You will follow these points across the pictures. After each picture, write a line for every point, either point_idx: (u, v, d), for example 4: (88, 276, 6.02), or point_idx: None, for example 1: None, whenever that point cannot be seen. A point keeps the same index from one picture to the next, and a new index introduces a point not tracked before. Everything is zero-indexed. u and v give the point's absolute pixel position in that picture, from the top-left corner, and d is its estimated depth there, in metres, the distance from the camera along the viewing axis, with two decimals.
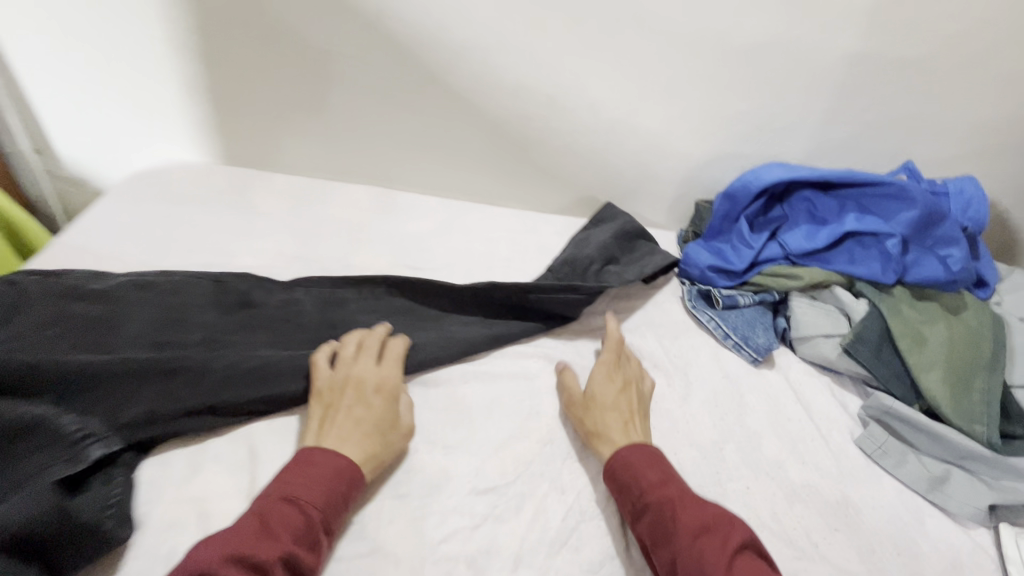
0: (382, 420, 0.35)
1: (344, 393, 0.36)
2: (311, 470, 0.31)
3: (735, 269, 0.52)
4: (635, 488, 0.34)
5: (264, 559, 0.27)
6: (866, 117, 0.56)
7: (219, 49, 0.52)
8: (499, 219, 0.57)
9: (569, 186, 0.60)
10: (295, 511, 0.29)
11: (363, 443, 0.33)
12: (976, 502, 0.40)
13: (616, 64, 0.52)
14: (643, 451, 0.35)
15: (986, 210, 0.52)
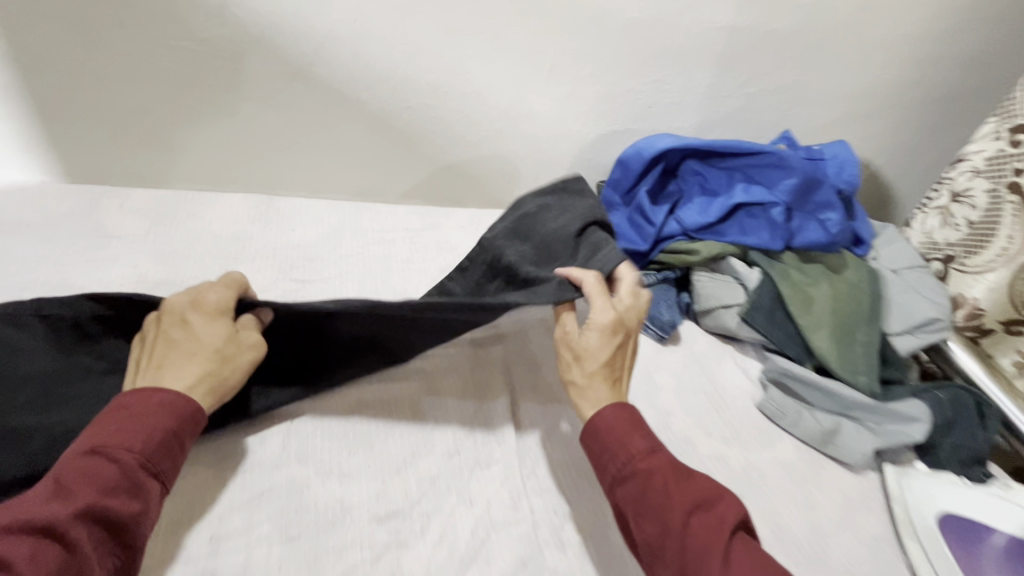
0: (215, 339, 0.45)
1: (171, 326, 0.45)
2: (135, 408, 0.40)
3: (642, 248, 0.72)
4: (624, 455, 0.45)
5: (63, 513, 0.34)
6: (747, 87, 0.85)
7: (117, 78, 0.65)
8: (402, 217, 0.76)
9: (463, 174, 0.84)
10: (103, 463, 0.37)
11: (193, 365, 0.43)
12: (861, 448, 0.59)
13: (500, 56, 0.74)
14: (624, 415, 0.47)
15: (858, 170, 0.79)
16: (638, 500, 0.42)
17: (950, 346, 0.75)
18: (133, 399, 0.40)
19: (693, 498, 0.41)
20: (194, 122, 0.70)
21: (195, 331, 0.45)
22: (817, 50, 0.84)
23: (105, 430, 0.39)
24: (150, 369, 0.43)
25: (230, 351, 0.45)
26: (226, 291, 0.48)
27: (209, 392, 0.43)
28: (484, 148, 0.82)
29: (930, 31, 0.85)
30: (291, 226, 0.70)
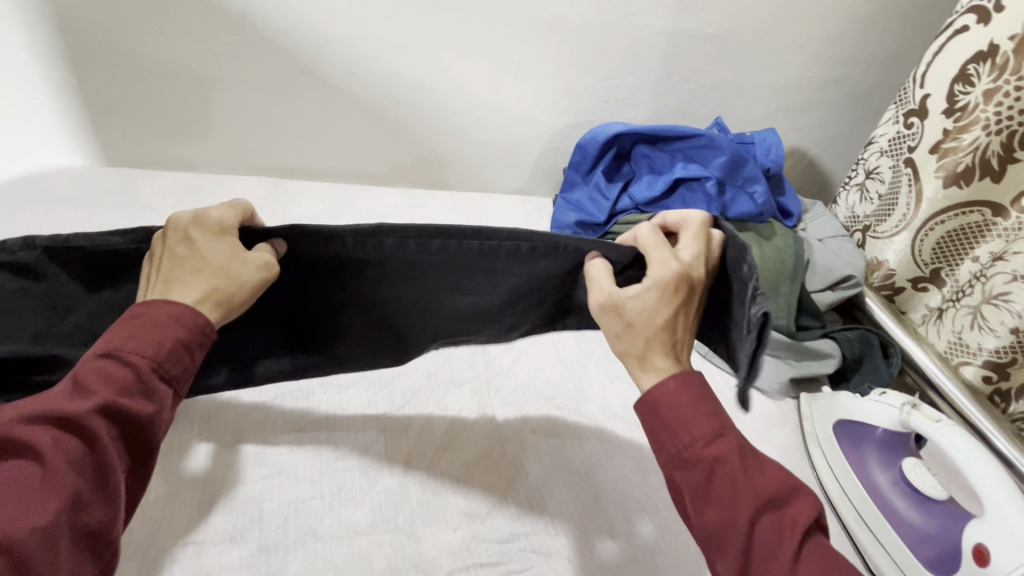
0: (225, 258, 0.51)
1: (173, 245, 0.50)
2: (150, 315, 0.46)
3: (595, 221, 0.99)
4: (690, 439, 0.47)
5: (87, 405, 0.41)
6: (684, 90, 1.09)
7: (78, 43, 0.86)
8: (396, 198, 1.07)
9: (432, 156, 1.09)
10: (111, 364, 0.43)
11: (202, 283, 0.49)
12: (773, 376, 0.84)
13: (472, 58, 0.98)
14: (689, 390, 0.49)
15: (781, 153, 1.02)
16: (705, 497, 0.46)
17: (868, 303, 0.98)
18: (152, 309, 0.47)
19: (760, 496, 0.45)
20: (155, 88, 0.93)
21: (213, 251, 0.51)
22: (724, 74, 1.09)
23: (120, 337, 0.45)
24: (176, 274, 0.49)
25: (236, 268, 0.51)
26: (232, 213, 0.54)
27: (215, 308, 0.49)
28: (470, 150, 1.10)
29: (835, 51, 1.12)
30: (298, 202, 0.99)
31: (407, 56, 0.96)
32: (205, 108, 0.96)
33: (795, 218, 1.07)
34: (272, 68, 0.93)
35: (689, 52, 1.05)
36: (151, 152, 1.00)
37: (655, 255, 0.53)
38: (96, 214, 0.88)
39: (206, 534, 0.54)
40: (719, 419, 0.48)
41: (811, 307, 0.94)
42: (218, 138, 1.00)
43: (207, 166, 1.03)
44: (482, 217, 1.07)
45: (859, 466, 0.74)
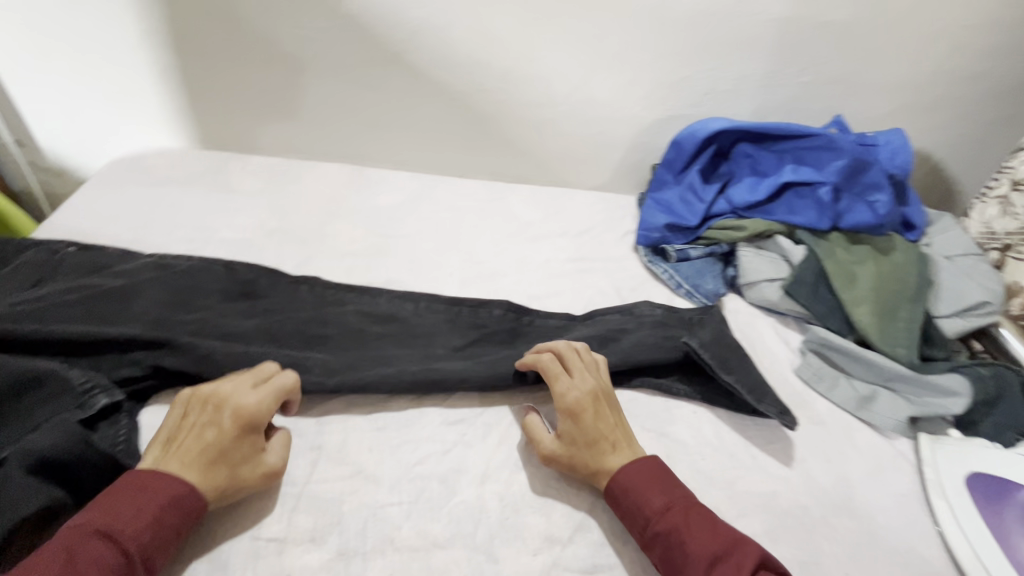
0: (234, 458, 0.53)
1: (206, 411, 0.54)
2: (149, 494, 0.49)
3: (688, 225, 0.92)
4: (644, 517, 0.55)
5: None
6: (795, 82, 0.99)
7: (181, 24, 0.88)
8: (474, 190, 1.04)
9: (514, 147, 1.05)
10: (104, 546, 0.46)
11: (206, 476, 0.52)
12: (888, 415, 0.75)
13: (567, 42, 0.92)
14: (635, 478, 0.57)
15: (909, 157, 0.90)
16: (671, 562, 0.53)
17: (1002, 334, 0.86)
18: (149, 483, 0.50)
19: (710, 553, 0.52)
20: (250, 71, 0.93)
21: (226, 434, 0.53)
22: (844, 65, 0.97)
23: (118, 513, 0.48)
24: (174, 451, 0.53)
25: (253, 459, 0.54)
26: (270, 400, 0.56)
27: (212, 496, 0.52)
28: (553, 142, 1.05)
29: (982, 41, 0.97)
30: (379, 191, 0.99)
31: (496, 43, 0.91)
32: (295, 95, 0.96)
33: (918, 232, 0.95)
34: (361, 55, 0.92)
35: (807, 41, 0.94)
36: (243, 137, 1.02)
37: (567, 384, 0.62)
38: (189, 196, 0.91)
39: (287, 532, 0.53)
40: (668, 494, 0.56)
41: (935, 336, 0.84)
42: (305, 123, 1.00)
43: (292, 152, 1.04)
44: (561, 215, 1.02)
45: (1001, 533, 0.64)
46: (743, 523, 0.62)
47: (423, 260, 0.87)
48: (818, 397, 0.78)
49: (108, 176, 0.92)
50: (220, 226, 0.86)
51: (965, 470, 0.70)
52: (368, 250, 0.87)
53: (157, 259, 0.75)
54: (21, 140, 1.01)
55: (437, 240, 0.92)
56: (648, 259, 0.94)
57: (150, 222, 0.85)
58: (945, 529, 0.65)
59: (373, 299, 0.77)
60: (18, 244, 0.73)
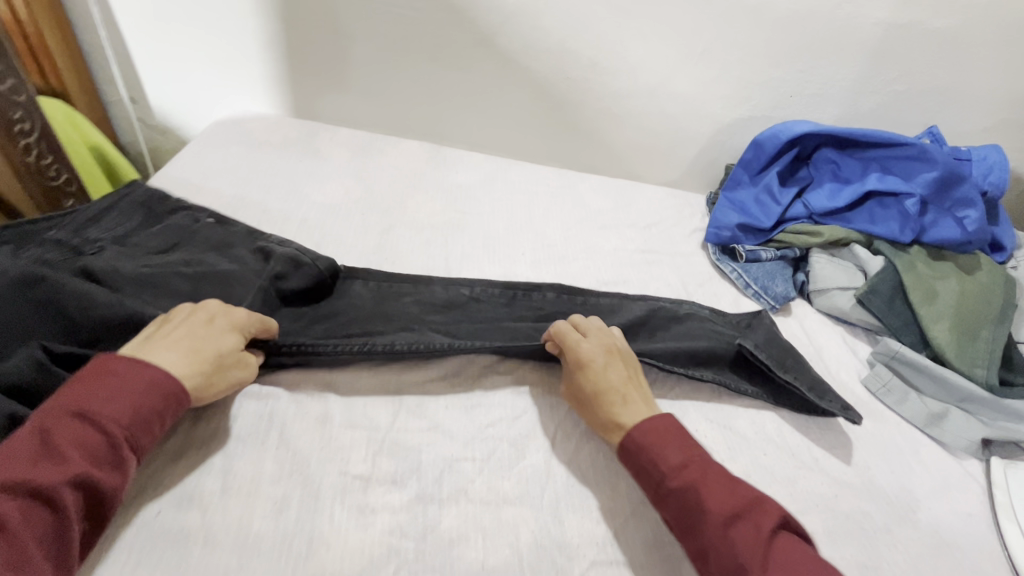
0: (221, 352, 0.56)
1: (193, 313, 0.58)
2: (126, 378, 0.49)
3: (762, 227, 0.93)
4: (659, 471, 0.55)
5: (53, 476, 0.42)
6: (887, 91, 0.96)
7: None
8: (546, 176, 1.06)
9: (589, 137, 1.07)
10: (85, 430, 0.45)
11: (194, 361, 0.54)
12: (960, 434, 0.74)
13: (655, 36, 0.93)
14: (646, 431, 0.57)
15: (1006, 175, 0.87)
16: (684, 515, 0.53)
17: None
18: (125, 367, 0.49)
19: (730, 511, 0.51)
20: (347, 45, 0.98)
21: (214, 333, 0.57)
22: (943, 75, 0.94)
23: (92, 398, 0.47)
24: (157, 341, 0.54)
25: (232, 362, 0.57)
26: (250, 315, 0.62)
27: (194, 383, 0.53)
28: (628, 134, 1.06)
29: None
30: (457, 170, 1.02)
31: (584, 33, 0.93)
32: (387, 71, 1.01)
33: (1006, 254, 0.92)
34: (454, 37, 0.95)
35: (905, 48, 0.91)
36: (333, 109, 1.07)
37: (579, 340, 0.65)
38: (284, 160, 0.97)
39: (371, 472, 0.57)
40: (685, 451, 0.56)
41: (1017, 361, 0.80)
42: (393, 100, 1.05)
43: (377, 127, 1.09)
44: (630, 207, 1.03)
45: None
46: (804, 521, 0.62)
47: (496, 238, 0.90)
48: (886, 410, 0.77)
49: (212, 136, 0.99)
50: (311, 190, 0.92)
51: None
52: (445, 224, 0.91)
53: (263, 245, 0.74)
54: (135, 98, 1.09)
55: (511, 220, 0.95)
56: (716, 257, 0.94)
57: (248, 182, 0.91)
58: (1013, 550, 0.63)
59: (429, 287, 0.77)
60: (171, 206, 0.79)
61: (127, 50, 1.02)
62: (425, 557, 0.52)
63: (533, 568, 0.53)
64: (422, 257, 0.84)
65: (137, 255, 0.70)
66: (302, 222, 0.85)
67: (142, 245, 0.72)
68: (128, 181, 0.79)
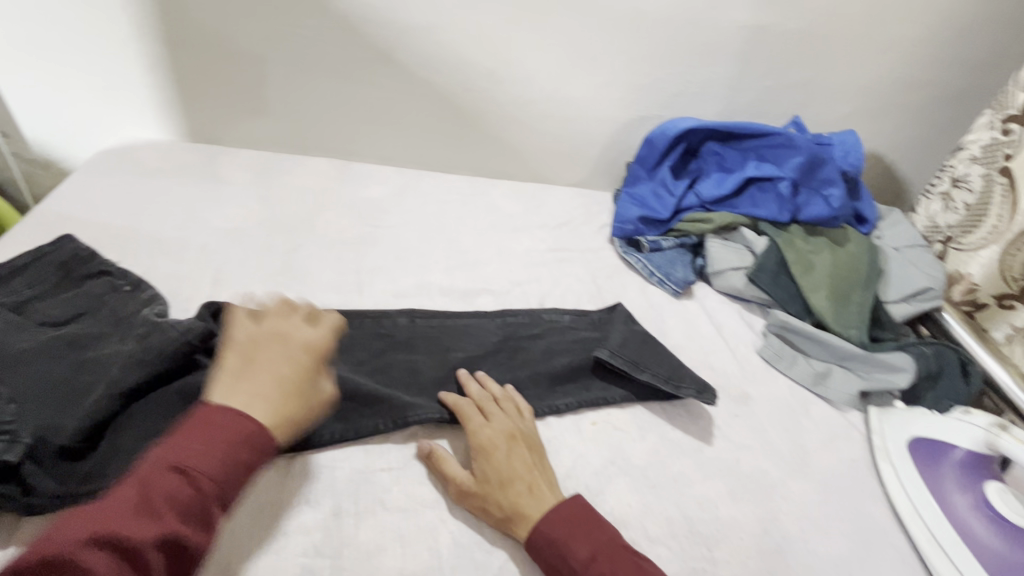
0: (295, 382, 0.53)
1: (258, 348, 0.54)
2: (222, 428, 0.46)
3: (661, 218, 0.99)
4: (568, 565, 0.53)
5: (144, 533, 0.41)
6: (757, 87, 1.06)
7: (175, 18, 0.90)
8: (458, 185, 1.08)
9: (495, 144, 1.10)
10: (180, 485, 0.43)
11: (274, 403, 0.50)
12: (842, 390, 0.82)
13: (545, 46, 0.97)
14: (550, 527, 0.55)
15: (861, 156, 0.98)
16: None
17: (946, 318, 0.94)
18: (222, 417, 0.47)
19: None
20: (239, 66, 0.96)
21: (276, 359, 0.53)
22: (804, 69, 1.05)
23: (184, 450, 0.45)
24: (239, 387, 0.50)
25: (315, 388, 0.54)
26: (322, 327, 0.58)
27: (280, 424, 0.50)
28: (532, 139, 1.10)
29: (926, 50, 1.06)
30: (367, 185, 1.02)
31: (479, 44, 0.96)
32: (286, 90, 0.99)
33: (870, 226, 1.03)
34: (351, 53, 0.96)
35: (768, 47, 1.01)
36: (232, 132, 1.04)
37: (481, 424, 0.62)
38: (181, 187, 0.93)
39: (283, 495, 0.56)
40: (592, 540, 0.54)
41: (885, 319, 0.91)
42: (295, 121, 1.03)
43: (282, 147, 1.07)
44: (541, 209, 1.07)
45: (936, 489, 0.69)
46: (708, 486, 0.67)
47: (410, 249, 0.91)
48: (779, 375, 0.84)
49: (96, 166, 0.93)
50: (211, 215, 0.88)
51: (907, 436, 0.75)
52: (356, 239, 0.90)
53: (152, 322, 0.63)
54: (7, 132, 1.02)
55: (423, 230, 0.95)
56: (623, 250, 0.99)
57: (139, 211, 0.87)
58: (889, 486, 0.70)
59: None
60: (93, 269, 0.71)
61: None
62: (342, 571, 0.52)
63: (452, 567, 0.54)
64: (332, 273, 0.83)
65: (32, 325, 0.62)
66: (200, 248, 0.82)
67: (46, 312, 0.64)
68: (55, 237, 0.73)
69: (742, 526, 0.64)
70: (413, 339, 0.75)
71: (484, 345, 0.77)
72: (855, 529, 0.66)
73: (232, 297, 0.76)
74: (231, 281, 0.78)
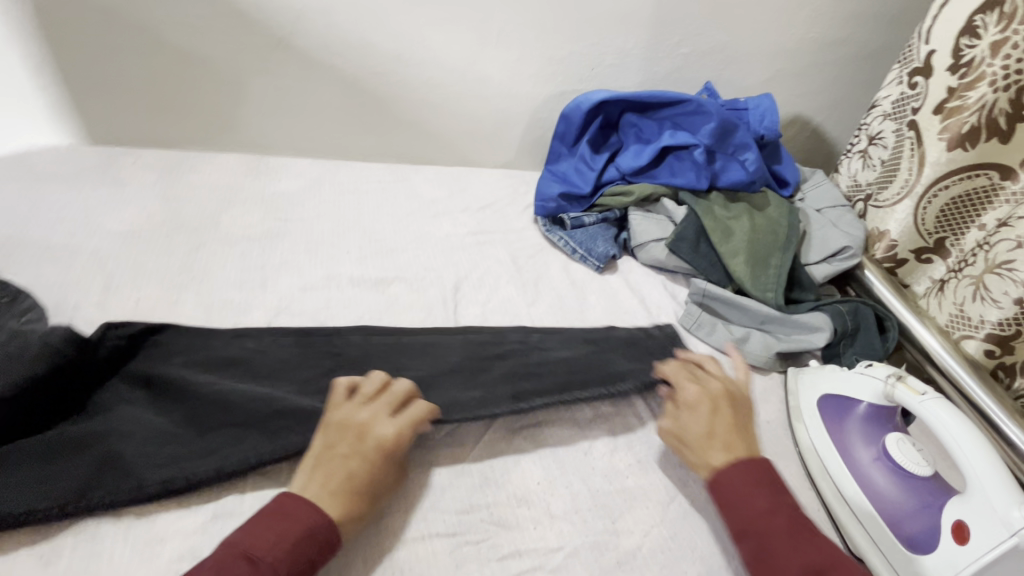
0: (371, 482, 0.54)
1: (342, 438, 0.57)
2: (297, 525, 0.50)
3: (583, 192, 0.98)
4: (752, 510, 0.56)
5: None
6: (673, 56, 1.05)
7: (52, 14, 0.85)
8: (377, 173, 1.05)
9: (414, 129, 1.07)
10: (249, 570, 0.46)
11: (345, 502, 0.53)
12: (761, 353, 0.81)
13: (450, 26, 0.95)
14: (737, 470, 0.58)
15: (776, 119, 0.98)
16: (755, 551, 0.54)
17: (868, 276, 0.93)
18: (295, 508, 0.51)
19: (806, 564, 0.52)
20: (130, 62, 0.92)
21: (356, 455, 0.55)
22: (717, 34, 1.04)
23: (260, 536, 0.49)
24: (316, 477, 0.54)
25: (388, 484, 0.56)
26: (404, 421, 0.59)
27: (346, 523, 0.52)
28: (451, 122, 1.08)
29: (838, 10, 1.05)
30: (279, 179, 0.99)
31: (382, 27, 0.93)
32: (185, 85, 0.96)
33: (791, 188, 1.04)
34: (247, 42, 0.92)
35: (679, 14, 1.00)
36: (135, 131, 1.00)
37: (692, 382, 0.67)
38: (75, 191, 0.88)
39: (159, 502, 0.54)
40: (774, 497, 0.57)
41: (805, 280, 0.90)
42: (199, 115, 1.00)
43: (190, 145, 1.03)
44: (464, 192, 1.05)
45: (842, 442, 0.68)
46: (617, 457, 0.66)
47: (320, 241, 0.88)
48: (699, 343, 0.84)
49: None
50: (105, 219, 0.84)
51: (819, 393, 0.73)
52: (264, 233, 0.87)
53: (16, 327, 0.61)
54: None
55: (336, 221, 0.93)
56: (546, 228, 0.97)
57: (28, 219, 0.82)
58: (801, 446, 0.70)
59: (211, 348, 0.68)
60: None
61: None
62: None
63: (341, 561, 0.53)
64: (235, 270, 0.80)
65: None
66: (91, 253, 0.79)
67: None
68: None
69: (649, 495, 0.63)
70: (317, 331, 0.73)
71: (394, 331, 0.75)
72: None
73: (123, 301, 0.73)
74: (122, 285, 0.75)
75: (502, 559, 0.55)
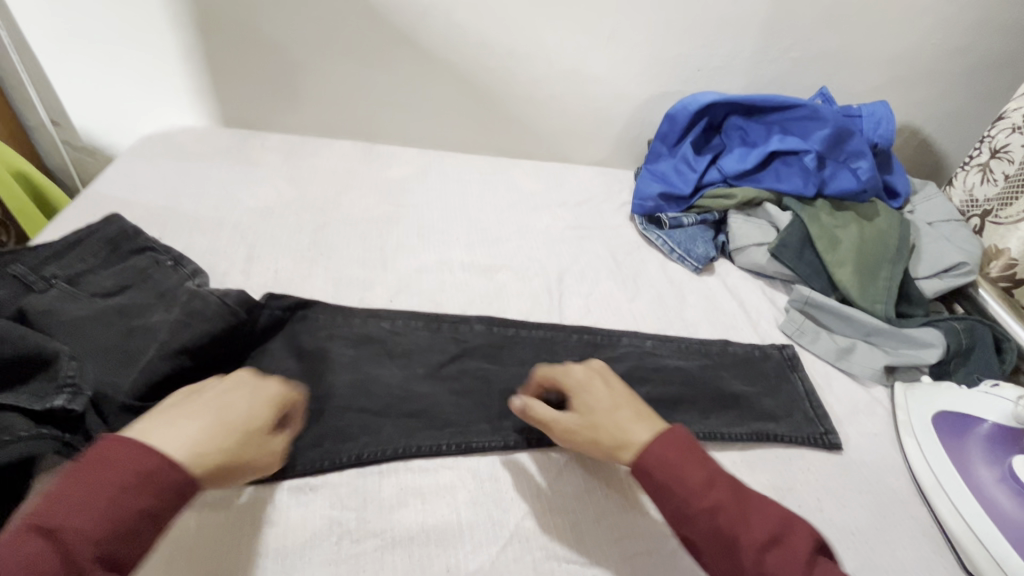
0: (229, 419, 0.47)
1: (199, 390, 0.50)
2: (124, 453, 0.41)
3: (682, 192, 0.98)
4: (685, 488, 0.50)
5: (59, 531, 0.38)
6: (783, 61, 1.04)
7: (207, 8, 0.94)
8: (479, 164, 1.10)
9: (516, 124, 1.11)
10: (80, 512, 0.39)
11: (199, 434, 0.45)
12: (869, 365, 0.80)
13: (564, 25, 0.98)
14: (656, 447, 0.52)
15: (892, 127, 0.95)
16: (707, 534, 0.49)
17: (981, 295, 0.89)
18: (125, 445, 0.42)
19: (766, 535, 0.47)
20: (267, 52, 0.99)
21: (214, 400, 0.49)
22: (833, 40, 1.02)
23: (87, 473, 0.40)
24: (161, 419, 0.46)
25: (249, 425, 0.49)
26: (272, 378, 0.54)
27: (198, 454, 0.44)
28: (552, 118, 1.11)
29: (965, 17, 1.01)
30: (391, 166, 1.05)
31: (499, 24, 0.97)
32: (312, 74, 1.03)
33: (901, 199, 1.01)
34: (373, 35, 0.98)
35: (796, 18, 0.99)
36: (261, 115, 1.08)
37: (566, 368, 0.61)
38: (214, 168, 0.97)
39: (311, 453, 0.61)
40: (709, 466, 0.51)
41: (915, 294, 0.88)
42: (321, 104, 1.07)
43: (309, 131, 1.11)
44: (561, 187, 1.08)
45: (960, 459, 0.68)
46: (723, 454, 0.68)
47: (431, 226, 0.93)
48: (802, 350, 0.83)
49: (136, 150, 0.98)
50: (242, 195, 0.92)
51: (934, 409, 0.73)
52: (380, 217, 0.93)
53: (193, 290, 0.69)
54: (57, 120, 1.10)
55: (444, 209, 0.98)
56: (643, 227, 0.98)
57: (177, 191, 0.91)
58: (911, 460, 0.69)
59: (343, 322, 0.74)
60: (138, 245, 0.74)
61: (43, 72, 1.03)
62: (367, 522, 0.57)
63: (472, 523, 0.57)
64: (357, 249, 0.86)
65: (84, 297, 0.67)
66: (233, 225, 0.86)
67: (97, 285, 0.69)
68: (107, 215, 0.76)
69: None
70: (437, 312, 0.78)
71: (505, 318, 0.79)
72: (873, 497, 0.66)
73: (263, 271, 0.80)
74: (262, 257, 0.82)
75: (618, 537, 0.58)
